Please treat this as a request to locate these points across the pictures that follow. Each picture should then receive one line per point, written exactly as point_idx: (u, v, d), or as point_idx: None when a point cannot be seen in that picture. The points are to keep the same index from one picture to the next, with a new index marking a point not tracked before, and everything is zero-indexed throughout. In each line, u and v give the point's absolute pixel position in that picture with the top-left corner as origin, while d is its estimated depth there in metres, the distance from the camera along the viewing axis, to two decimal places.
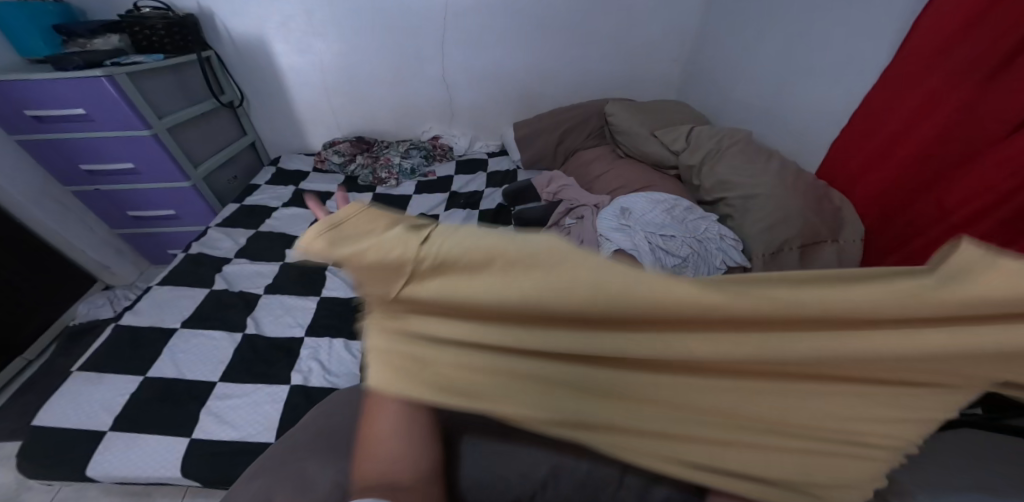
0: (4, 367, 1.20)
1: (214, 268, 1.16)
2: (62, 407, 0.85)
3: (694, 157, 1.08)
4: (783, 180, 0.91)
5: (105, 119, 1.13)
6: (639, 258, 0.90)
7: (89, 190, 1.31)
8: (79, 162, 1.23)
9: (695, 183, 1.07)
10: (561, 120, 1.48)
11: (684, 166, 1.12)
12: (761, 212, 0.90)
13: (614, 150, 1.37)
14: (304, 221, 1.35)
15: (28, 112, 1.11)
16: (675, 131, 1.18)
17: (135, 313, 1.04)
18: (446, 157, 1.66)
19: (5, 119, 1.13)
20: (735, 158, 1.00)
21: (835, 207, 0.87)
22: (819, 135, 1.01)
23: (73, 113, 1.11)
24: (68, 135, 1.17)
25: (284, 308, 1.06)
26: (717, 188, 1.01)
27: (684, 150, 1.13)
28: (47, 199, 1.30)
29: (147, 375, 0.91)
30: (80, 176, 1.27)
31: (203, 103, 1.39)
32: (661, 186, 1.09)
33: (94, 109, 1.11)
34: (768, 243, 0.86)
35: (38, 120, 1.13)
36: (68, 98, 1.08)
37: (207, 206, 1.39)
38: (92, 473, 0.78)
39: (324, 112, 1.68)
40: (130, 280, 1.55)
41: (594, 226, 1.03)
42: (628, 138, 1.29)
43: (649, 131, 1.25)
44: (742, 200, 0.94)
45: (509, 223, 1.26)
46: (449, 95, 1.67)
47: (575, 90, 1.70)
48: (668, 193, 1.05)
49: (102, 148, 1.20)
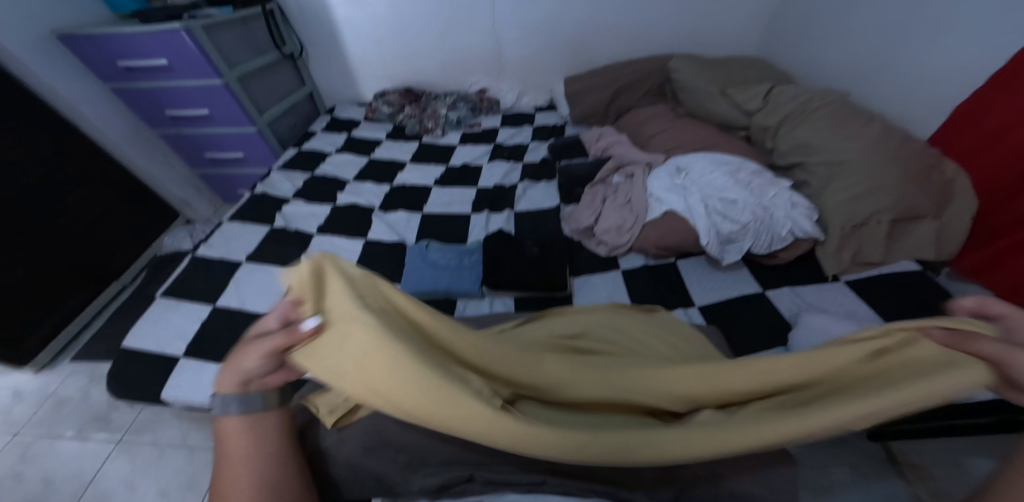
0: (102, 291, 1.36)
1: (274, 207, 1.19)
2: (147, 330, 0.93)
3: (772, 118, 0.92)
4: (884, 145, 0.76)
5: (185, 68, 1.21)
6: (691, 221, 0.84)
7: (174, 132, 1.42)
8: (164, 107, 1.34)
9: (767, 145, 0.94)
10: (619, 74, 1.27)
11: (758, 128, 0.96)
12: (849, 178, 0.76)
13: (674, 109, 1.19)
14: (355, 166, 1.33)
15: (121, 62, 1.22)
16: (754, 89, 0.99)
17: (207, 246, 1.09)
18: (493, 110, 1.51)
19: (103, 68, 1.24)
20: (824, 120, 0.84)
21: (946, 181, 0.73)
22: (938, 99, 0.83)
23: (158, 64, 1.20)
24: (153, 85, 1.27)
25: (333, 247, 1.08)
26: (794, 152, 0.86)
27: (759, 111, 0.96)
28: (139, 140, 1.44)
29: (215, 305, 0.96)
30: (166, 121, 1.38)
31: (267, 55, 1.40)
32: (726, 142, 0.95)
33: (175, 60, 1.19)
34: (850, 214, 0.75)
35: (130, 70, 1.24)
36: (152, 50, 1.17)
37: (272, 152, 1.45)
38: (167, 396, 0.84)
39: (375, 63, 1.58)
40: (208, 215, 1.69)
41: (646, 187, 0.93)
42: (690, 96, 1.11)
43: (719, 90, 1.06)
44: (827, 166, 0.80)
45: (553, 178, 1.18)
46: (498, 49, 1.48)
47: (645, 41, 1.44)
48: (737, 153, 0.92)
49: (181, 95, 1.29)
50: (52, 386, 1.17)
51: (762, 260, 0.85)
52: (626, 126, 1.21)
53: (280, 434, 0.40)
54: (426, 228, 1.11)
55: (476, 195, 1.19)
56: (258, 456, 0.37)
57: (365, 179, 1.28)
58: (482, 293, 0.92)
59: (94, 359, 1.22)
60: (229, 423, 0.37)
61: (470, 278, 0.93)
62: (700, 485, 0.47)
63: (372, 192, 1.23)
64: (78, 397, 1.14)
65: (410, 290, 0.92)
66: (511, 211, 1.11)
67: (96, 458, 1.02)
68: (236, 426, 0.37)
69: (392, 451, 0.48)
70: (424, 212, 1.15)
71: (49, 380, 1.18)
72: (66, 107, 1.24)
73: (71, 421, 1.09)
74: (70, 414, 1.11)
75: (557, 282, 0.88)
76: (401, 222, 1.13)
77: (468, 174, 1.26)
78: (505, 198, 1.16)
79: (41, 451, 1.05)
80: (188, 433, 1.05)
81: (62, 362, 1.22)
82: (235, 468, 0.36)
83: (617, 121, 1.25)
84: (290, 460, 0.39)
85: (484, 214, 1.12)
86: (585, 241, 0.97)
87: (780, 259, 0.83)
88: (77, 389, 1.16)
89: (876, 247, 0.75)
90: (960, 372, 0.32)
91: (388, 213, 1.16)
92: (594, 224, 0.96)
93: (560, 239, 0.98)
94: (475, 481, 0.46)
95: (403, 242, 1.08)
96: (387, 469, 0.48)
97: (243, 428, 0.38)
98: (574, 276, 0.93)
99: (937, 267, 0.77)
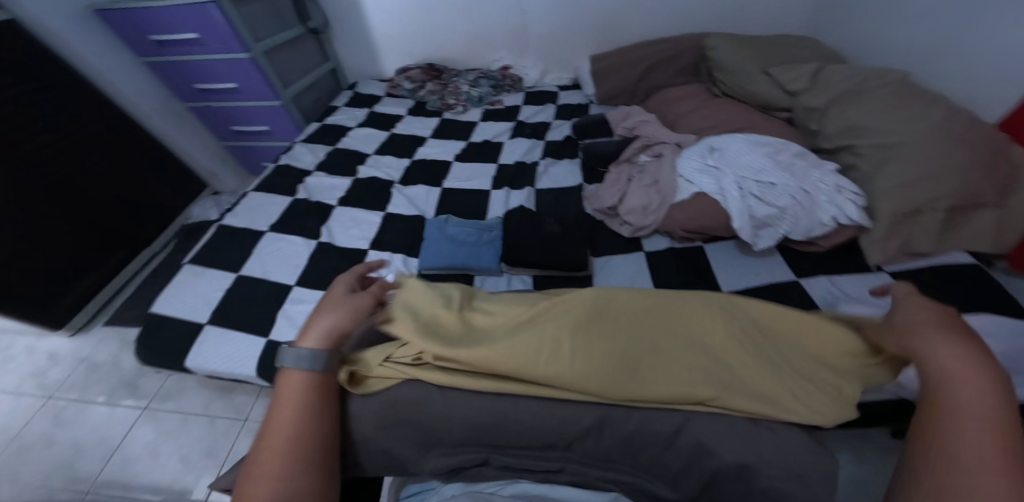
0: (133, 259, 1.40)
1: (297, 180, 1.20)
2: (175, 295, 0.94)
3: (819, 99, 0.86)
4: (946, 128, 0.68)
5: (214, 42, 1.21)
6: (724, 204, 0.80)
7: (202, 106, 1.44)
8: (194, 82, 1.35)
9: (813, 127, 0.87)
10: (651, 50, 1.22)
11: (802, 109, 0.90)
12: (903, 164, 0.70)
13: (708, 88, 1.14)
14: (375, 141, 1.32)
15: (152, 36, 1.23)
16: (799, 67, 0.94)
17: (232, 215, 1.10)
18: (515, 88, 1.48)
19: (136, 42, 1.26)
20: (879, 101, 0.77)
21: (1012, 167, 0.66)
22: (997, 84, 0.75)
23: (187, 37, 1.21)
24: (183, 59, 1.29)
25: (354, 221, 1.08)
26: (841, 135, 0.80)
27: (804, 92, 0.90)
28: (170, 112, 1.46)
29: (239, 274, 0.97)
30: (195, 94, 1.40)
31: (293, 29, 1.40)
32: (768, 125, 0.90)
33: (205, 34, 1.20)
34: (901, 202, 0.69)
35: (162, 44, 1.25)
36: (182, 23, 1.18)
37: (296, 128, 1.45)
38: (190, 364, 0.86)
39: (398, 38, 1.55)
40: (234, 188, 1.72)
41: (675, 167, 0.90)
42: (727, 75, 1.06)
43: (760, 68, 1.01)
44: (879, 149, 0.74)
45: (576, 156, 1.16)
46: (523, 23, 1.43)
47: (680, 14, 1.34)
48: (779, 137, 0.87)
49: (210, 70, 1.30)
50: (85, 350, 1.20)
51: (800, 247, 0.81)
52: (655, 104, 1.16)
53: (328, 400, 0.45)
54: (446, 204, 1.10)
55: (497, 171, 1.18)
56: (305, 406, 0.44)
57: (385, 153, 1.28)
58: (500, 270, 0.91)
59: (125, 326, 1.25)
60: (293, 373, 0.46)
61: (488, 255, 0.92)
62: (724, 484, 0.44)
63: (392, 166, 1.23)
64: (109, 363, 1.17)
65: (430, 264, 0.92)
66: (532, 189, 1.09)
67: (124, 422, 1.05)
68: (296, 378, 0.45)
69: (411, 426, 0.48)
70: (444, 187, 1.15)
71: (84, 345, 1.21)
72: (99, 81, 1.27)
73: (102, 386, 1.13)
74: (101, 378, 1.14)
75: (578, 261, 0.85)
76: (421, 196, 1.14)
77: (489, 150, 1.25)
78: (526, 175, 1.14)
79: (73, 414, 1.08)
80: (210, 401, 1.08)
81: (97, 326, 1.26)
82: (285, 411, 0.43)
83: (646, 100, 1.22)
84: (331, 422, 0.44)
85: (505, 191, 1.10)
86: (608, 221, 0.95)
87: (820, 246, 0.78)
88: (109, 355, 1.19)
89: (927, 237, 0.69)
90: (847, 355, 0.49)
91: (408, 186, 1.17)
92: (617, 204, 0.93)
93: (582, 217, 0.96)
94: (488, 465, 0.49)
95: (422, 216, 1.08)
96: (402, 447, 0.49)
97: (301, 381, 0.45)
98: (595, 257, 0.90)
99: (990, 261, 0.72)
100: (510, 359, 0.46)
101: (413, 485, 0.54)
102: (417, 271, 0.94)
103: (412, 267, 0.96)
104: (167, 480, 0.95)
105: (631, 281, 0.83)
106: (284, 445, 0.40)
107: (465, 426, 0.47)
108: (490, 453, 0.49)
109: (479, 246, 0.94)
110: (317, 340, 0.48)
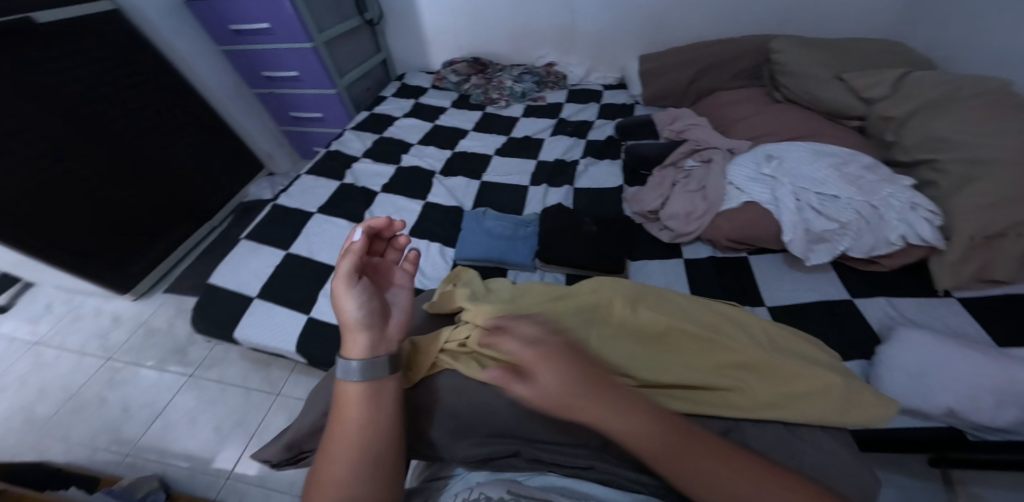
0: (198, 230, 1.50)
1: (345, 164, 1.24)
2: (231, 267, 1.00)
3: (898, 108, 0.81)
4: None
5: (282, 32, 1.28)
6: (777, 215, 0.77)
7: (267, 92, 1.53)
8: (261, 69, 1.43)
9: (887, 138, 0.83)
10: (706, 51, 1.18)
11: (877, 117, 0.85)
12: (989, 182, 0.65)
13: (770, 93, 1.10)
14: (419, 131, 1.35)
15: (230, 26, 1.31)
16: (873, 75, 0.88)
17: (285, 195, 1.15)
18: (558, 85, 1.47)
19: (216, 31, 1.36)
20: (966, 113, 0.72)
21: None
22: None
23: (260, 27, 1.28)
24: (255, 47, 1.36)
25: (396, 208, 1.11)
26: (922, 147, 0.75)
27: (883, 99, 0.85)
28: (240, 97, 1.56)
29: (288, 252, 1.02)
30: (262, 82, 1.48)
31: (352, 21, 1.44)
32: (832, 136, 0.86)
33: (276, 24, 1.26)
34: (984, 224, 0.64)
35: (239, 33, 1.33)
36: (256, 13, 1.25)
37: (347, 116, 1.50)
38: (238, 335, 0.91)
39: (446, 32, 1.57)
40: (287, 169, 1.80)
41: (725, 173, 0.87)
42: (792, 80, 1.01)
43: (831, 74, 0.96)
44: (963, 165, 0.69)
45: (617, 157, 1.15)
46: (571, 21, 1.41)
47: (738, 16, 1.29)
48: (845, 147, 0.83)
49: (277, 58, 1.37)
50: (145, 314, 1.30)
51: (859, 265, 0.77)
52: (707, 108, 1.13)
53: (392, 402, 0.43)
54: (485, 197, 1.11)
55: (536, 167, 1.18)
56: (369, 414, 0.42)
57: (428, 144, 1.31)
58: (534, 266, 0.92)
59: (182, 294, 1.35)
60: (347, 385, 0.43)
61: (524, 251, 0.93)
62: None
63: (434, 157, 1.26)
64: (165, 328, 1.27)
65: (465, 256, 0.94)
66: (571, 187, 1.08)
67: (171, 387, 1.13)
68: (354, 393, 0.42)
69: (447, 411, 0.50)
70: (483, 180, 1.16)
71: (145, 309, 1.31)
72: (180, 65, 1.38)
73: (154, 352, 1.21)
74: (156, 343, 1.23)
75: (615, 263, 0.85)
76: (460, 188, 1.15)
77: (530, 146, 1.25)
78: (565, 173, 1.13)
79: (126, 376, 1.16)
80: (250, 372, 1.14)
81: (158, 292, 1.35)
82: (347, 428, 0.41)
83: (696, 104, 1.19)
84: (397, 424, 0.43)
85: (543, 188, 1.10)
86: (648, 225, 0.93)
87: (882, 266, 0.75)
88: (165, 320, 1.28)
89: (1009, 263, 0.64)
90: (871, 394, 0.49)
91: (448, 178, 1.19)
92: (659, 209, 0.91)
93: (621, 219, 0.95)
94: (519, 456, 0.49)
95: (460, 208, 1.09)
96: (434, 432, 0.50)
97: (359, 391, 0.42)
98: (631, 260, 0.89)
99: None
100: (551, 325, 0.52)
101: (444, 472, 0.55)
102: (452, 262, 0.96)
103: (447, 257, 0.98)
104: (202, 448, 1.01)
105: (668, 286, 0.82)
106: (348, 467, 0.39)
107: (499, 416, 0.49)
108: (521, 443, 0.49)
109: (515, 241, 0.94)
110: (363, 351, 0.44)
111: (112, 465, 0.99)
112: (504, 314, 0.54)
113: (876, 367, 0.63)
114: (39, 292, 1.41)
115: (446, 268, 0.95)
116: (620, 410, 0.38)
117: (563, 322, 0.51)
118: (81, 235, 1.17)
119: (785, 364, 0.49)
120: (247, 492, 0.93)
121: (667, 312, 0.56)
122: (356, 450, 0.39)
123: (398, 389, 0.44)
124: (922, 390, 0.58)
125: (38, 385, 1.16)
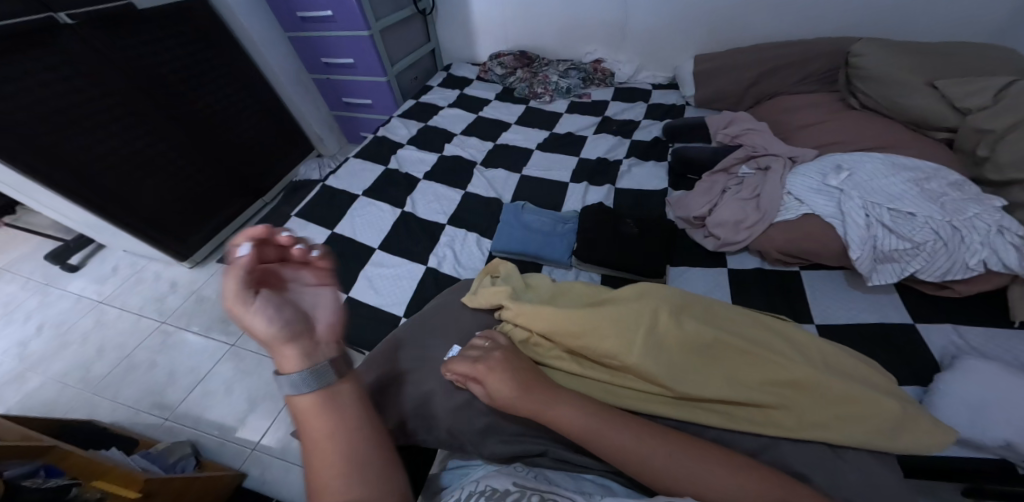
0: (251, 206, 1.58)
1: (390, 151, 1.27)
2: None
3: (996, 121, 0.75)
4: None
5: (343, 19, 1.31)
6: (840, 230, 0.73)
7: (323, 78, 1.57)
8: (321, 55, 1.48)
9: (979, 153, 0.76)
10: (770, 54, 1.13)
11: (970, 129, 0.79)
12: None
13: (845, 99, 1.03)
14: (462, 122, 1.36)
15: (299, 13, 1.36)
16: (974, 84, 0.82)
17: (334, 177, 1.19)
18: (605, 83, 1.45)
19: (285, 17, 1.40)
20: None
21: None
22: None
23: (324, 15, 1.32)
24: (319, 34, 1.40)
25: (437, 196, 1.12)
26: (1018, 166, 0.69)
27: (980, 110, 0.79)
28: (298, 81, 1.63)
29: (333, 232, 1.06)
30: (320, 68, 1.54)
31: (405, 11, 1.46)
32: (909, 150, 0.81)
33: (338, 12, 1.29)
34: None
35: (305, 20, 1.38)
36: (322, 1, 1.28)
37: (394, 104, 1.54)
38: None
39: (497, 25, 1.57)
40: (333, 152, 1.87)
41: (784, 183, 0.83)
42: (874, 85, 0.95)
43: (923, 79, 0.89)
44: None
45: (663, 158, 1.12)
46: (625, 17, 1.38)
47: (808, 20, 1.22)
48: (925, 161, 0.78)
49: (337, 45, 1.41)
50: (198, 282, 1.38)
51: (927, 288, 0.72)
52: (769, 113, 1.08)
53: (352, 409, 0.39)
54: (524, 191, 1.11)
55: (578, 164, 1.16)
56: (325, 428, 0.37)
57: (470, 135, 1.31)
58: (570, 264, 0.91)
59: None
60: (297, 400, 0.38)
61: (562, 248, 0.92)
62: None
63: (475, 148, 1.26)
64: (214, 297, 1.34)
65: (502, 248, 0.94)
66: (613, 187, 1.06)
67: (214, 355, 1.20)
68: (307, 408, 0.38)
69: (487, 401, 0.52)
70: (524, 174, 1.16)
71: (198, 278, 1.39)
72: (251, 49, 1.45)
73: (200, 319, 1.29)
74: (204, 311, 1.31)
75: (656, 266, 0.83)
76: (500, 180, 1.15)
77: (573, 142, 1.24)
78: (607, 172, 1.12)
79: (175, 341, 1.24)
80: None
81: (211, 262, 1.44)
82: (314, 446, 0.37)
83: (754, 108, 1.15)
84: (360, 433, 0.38)
85: (584, 186, 1.08)
86: (692, 231, 0.90)
87: (955, 291, 0.70)
88: (214, 290, 1.36)
89: None
90: (930, 422, 0.46)
91: (488, 169, 1.19)
92: (706, 215, 0.88)
93: (665, 222, 0.92)
94: (546, 456, 0.49)
95: (499, 200, 1.10)
96: (466, 427, 0.51)
97: (312, 404, 0.38)
98: (671, 265, 0.87)
99: None
100: (592, 329, 0.52)
101: (454, 462, 0.53)
102: (489, 254, 0.97)
103: (484, 249, 0.98)
104: (234, 418, 1.06)
105: (710, 294, 0.79)
106: (329, 482, 0.35)
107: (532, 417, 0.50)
108: (549, 443, 0.50)
109: (552, 237, 0.94)
110: (297, 363, 0.39)
111: (152, 428, 1.06)
112: (545, 314, 0.54)
113: (931, 396, 0.59)
114: (108, 255, 1.52)
115: (482, 259, 0.96)
116: (554, 404, 0.43)
117: (603, 328, 0.51)
118: (154, 205, 1.26)
119: (833, 385, 0.47)
120: (271, 464, 0.98)
121: (711, 323, 0.53)
122: (328, 465, 0.35)
123: (353, 386, 0.40)
124: (980, 421, 0.55)
125: (98, 343, 1.26)
